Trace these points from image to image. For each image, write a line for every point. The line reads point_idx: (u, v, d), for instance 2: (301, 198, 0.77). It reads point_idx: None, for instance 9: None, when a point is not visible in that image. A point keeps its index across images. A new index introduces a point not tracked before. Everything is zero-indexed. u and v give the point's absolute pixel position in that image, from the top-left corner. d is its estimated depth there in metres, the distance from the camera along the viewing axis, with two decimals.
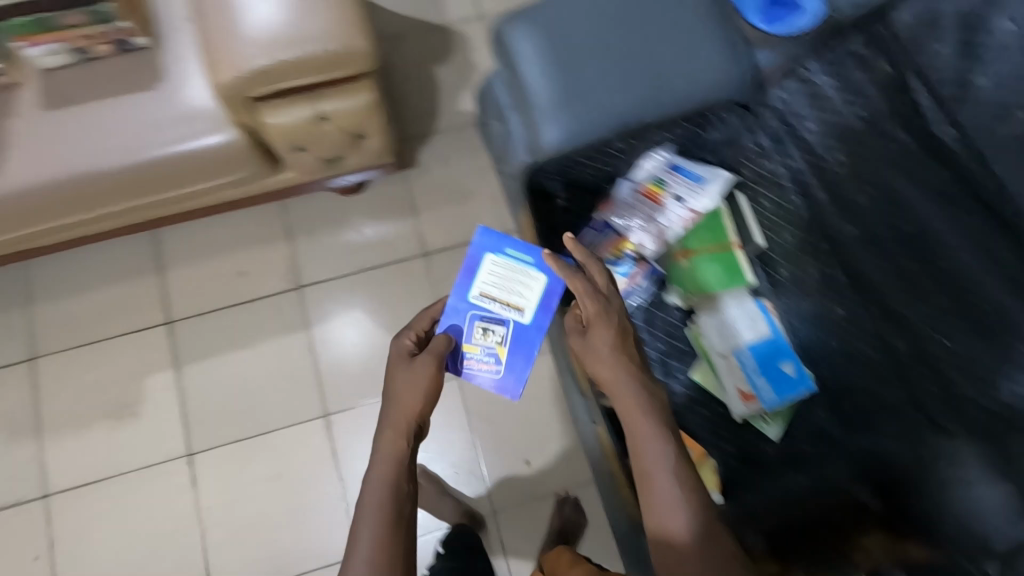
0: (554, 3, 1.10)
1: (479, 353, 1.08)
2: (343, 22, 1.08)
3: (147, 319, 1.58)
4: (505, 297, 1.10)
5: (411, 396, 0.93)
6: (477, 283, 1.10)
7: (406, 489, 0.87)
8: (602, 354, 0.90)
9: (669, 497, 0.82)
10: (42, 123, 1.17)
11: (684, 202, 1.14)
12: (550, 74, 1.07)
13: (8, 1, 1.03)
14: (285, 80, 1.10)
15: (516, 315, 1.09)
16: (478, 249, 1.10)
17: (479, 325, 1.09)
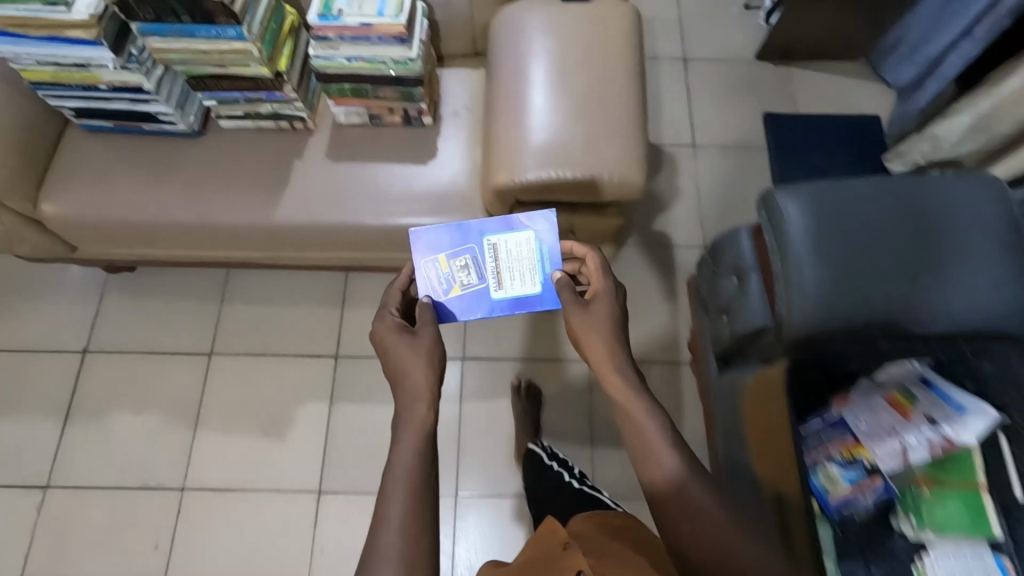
0: (833, 188, 1.11)
1: (445, 273, 1.13)
2: (625, 155, 1.14)
3: (319, 347, 1.66)
4: (500, 268, 1.14)
5: (424, 363, 0.93)
6: (502, 236, 1.14)
7: (428, 459, 0.82)
8: (600, 320, 0.96)
9: (676, 453, 0.79)
10: (321, 171, 1.27)
11: (937, 426, 1.08)
12: (817, 255, 1.06)
13: (345, 71, 1.15)
14: (554, 194, 1.16)
15: (492, 284, 1.13)
16: (531, 218, 1.13)
17: (466, 259, 1.13)
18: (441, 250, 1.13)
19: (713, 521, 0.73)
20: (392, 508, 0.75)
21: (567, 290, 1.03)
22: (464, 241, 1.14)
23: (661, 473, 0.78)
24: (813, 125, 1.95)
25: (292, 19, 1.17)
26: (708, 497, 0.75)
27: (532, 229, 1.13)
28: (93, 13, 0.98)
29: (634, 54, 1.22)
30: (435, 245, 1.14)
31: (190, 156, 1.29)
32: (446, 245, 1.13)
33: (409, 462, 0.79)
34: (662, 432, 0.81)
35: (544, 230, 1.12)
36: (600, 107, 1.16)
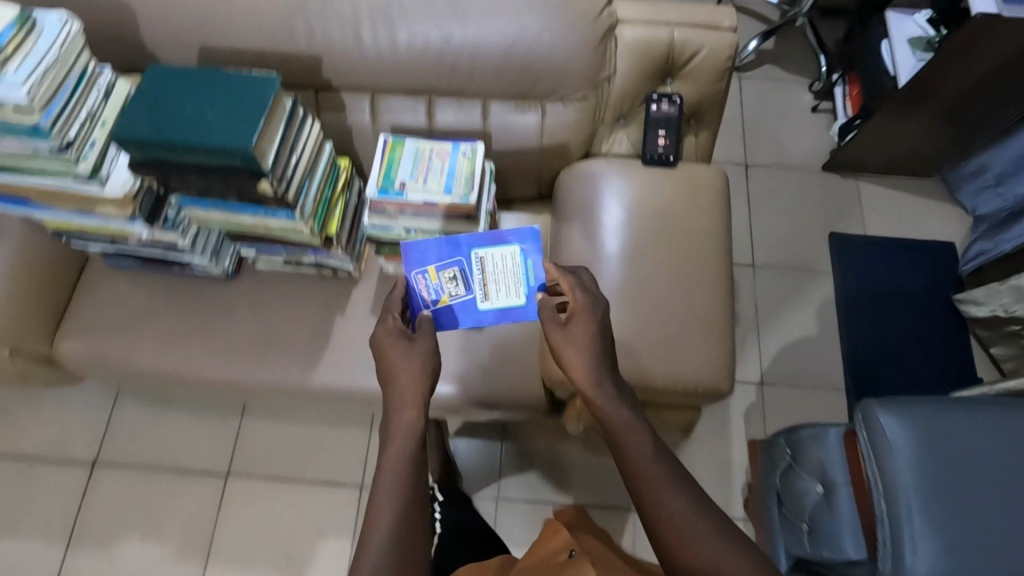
0: (939, 410, 1.00)
1: (427, 284, 0.96)
2: (711, 357, 1.00)
3: (343, 475, 1.54)
4: (485, 282, 0.97)
5: (417, 365, 0.83)
6: (493, 250, 0.98)
7: (418, 465, 0.77)
8: (584, 339, 0.84)
9: (654, 460, 0.75)
10: (364, 329, 1.16)
11: None
12: (929, 497, 0.93)
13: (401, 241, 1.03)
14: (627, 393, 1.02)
15: (478, 297, 0.98)
16: (527, 233, 0.97)
17: (454, 271, 0.96)
18: (428, 257, 0.95)
19: (689, 532, 0.70)
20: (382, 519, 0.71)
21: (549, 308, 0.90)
22: (449, 250, 0.96)
23: (638, 479, 0.75)
24: (883, 249, 1.80)
25: (347, 174, 1.06)
26: (686, 503, 0.72)
27: (525, 246, 0.97)
28: (129, 189, 0.87)
29: (722, 228, 1.08)
30: (418, 254, 0.96)
31: (221, 300, 1.17)
32: (433, 251, 0.95)
33: (399, 465, 0.75)
34: (640, 445, 0.76)
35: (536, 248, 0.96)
36: (683, 297, 1.03)
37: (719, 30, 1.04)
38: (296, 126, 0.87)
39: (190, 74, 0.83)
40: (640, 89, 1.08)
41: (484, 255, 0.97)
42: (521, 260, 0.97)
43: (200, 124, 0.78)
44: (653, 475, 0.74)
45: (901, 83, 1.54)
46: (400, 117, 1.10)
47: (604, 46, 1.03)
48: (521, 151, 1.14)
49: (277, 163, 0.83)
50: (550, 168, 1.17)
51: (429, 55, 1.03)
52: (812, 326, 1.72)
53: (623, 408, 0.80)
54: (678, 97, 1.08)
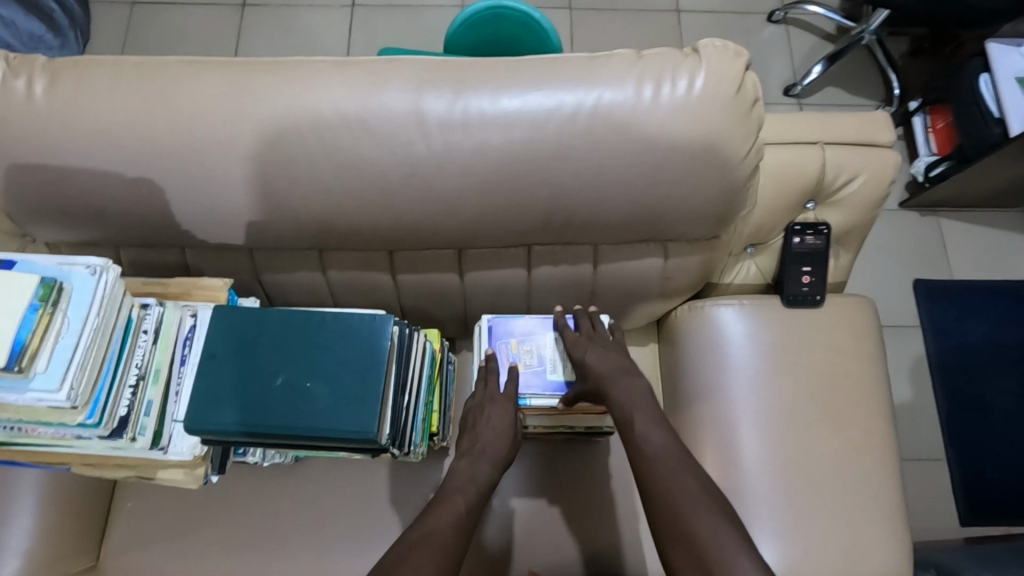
0: None
1: (501, 353, 0.88)
2: (888, 547, 0.87)
3: None
4: (557, 359, 0.88)
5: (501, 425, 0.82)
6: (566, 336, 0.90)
7: (465, 533, 0.70)
8: (595, 361, 0.82)
9: (669, 462, 0.73)
10: None
11: None
12: None
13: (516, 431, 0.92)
14: None
15: (549, 369, 0.87)
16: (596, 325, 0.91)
17: (531, 344, 0.89)
18: (512, 326, 0.90)
19: (705, 529, 0.67)
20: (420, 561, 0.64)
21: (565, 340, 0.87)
22: (530, 327, 0.90)
23: (651, 480, 0.73)
24: (971, 294, 1.68)
25: (439, 355, 0.87)
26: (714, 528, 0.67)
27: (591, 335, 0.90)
28: (198, 452, 0.67)
29: (878, 377, 0.94)
30: (501, 328, 0.90)
31: (293, 492, 0.99)
32: (516, 326, 0.90)
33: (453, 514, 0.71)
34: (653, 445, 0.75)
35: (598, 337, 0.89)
36: (847, 474, 0.89)
37: (876, 150, 0.87)
38: (407, 355, 0.69)
39: (270, 318, 0.63)
40: (780, 219, 0.91)
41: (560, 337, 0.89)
42: None
43: (299, 399, 0.60)
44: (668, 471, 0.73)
45: (1013, 133, 1.39)
46: (493, 272, 0.92)
47: (749, 186, 0.84)
48: (634, 293, 0.97)
49: (395, 423, 0.66)
50: (663, 305, 1.01)
51: (535, 213, 0.83)
52: (908, 390, 1.59)
53: (641, 404, 0.79)
54: (826, 226, 0.91)
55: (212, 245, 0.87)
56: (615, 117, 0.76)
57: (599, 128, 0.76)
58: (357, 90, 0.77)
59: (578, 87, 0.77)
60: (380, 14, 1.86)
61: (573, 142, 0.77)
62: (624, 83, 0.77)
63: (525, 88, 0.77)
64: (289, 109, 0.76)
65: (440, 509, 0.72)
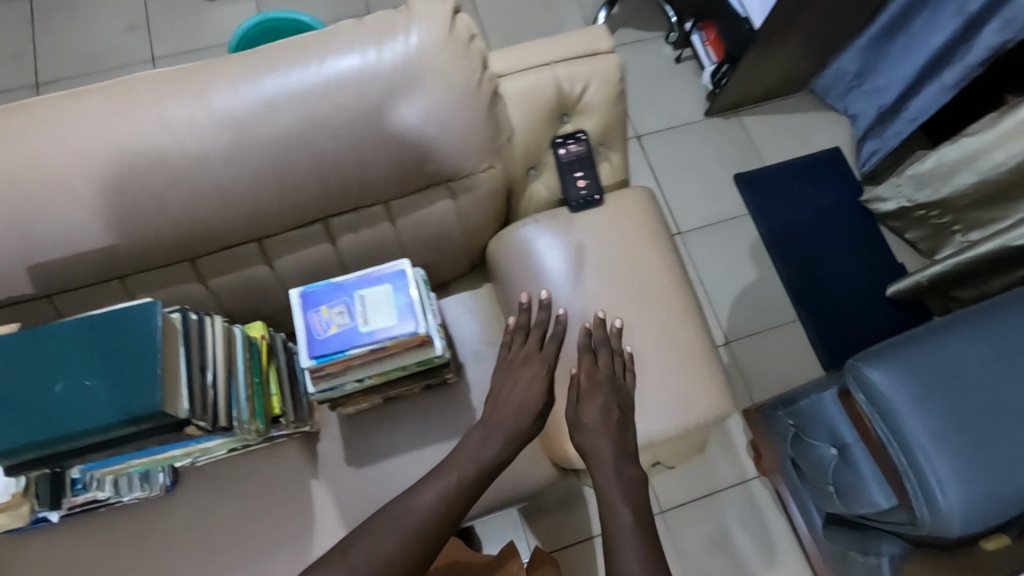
0: (919, 347, 1.04)
1: (312, 320, 0.85)
2: (707, 387, 0.99)
3: None
4: (368, 312, 0.86)
5: (524, 387, 0.92)
6: (374, 289, 0.88)
7: (445, 512, 0.81)
8: (594, 413, 0.89)
9: (628, 530, 0.79)
10: (348, 486, 1.03)
11: None
12: (938, 438, 0.97)
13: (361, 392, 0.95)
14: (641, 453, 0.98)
15: (362, 322, 0.85)
16: (399, 269, 0.89)
17: (341, 305, 0.86)
18: (316, 293, 0.87)
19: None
20: (391, 539, 0.77)
21: (582, 363, 0.94)
22: (336, 289, 0.87)
23: (613, 537, 0.79)
24: (784, 176, 1.89)
25: (264, 341, 0.90)
26: None
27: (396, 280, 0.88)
28: None
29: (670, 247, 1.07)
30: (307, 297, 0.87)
31: (173, 523, 1.00)
32: (323, 291, 0.87)
33: (436, 495, 0.82)
34: (620, 515, 0.81)
35: (403, 282, 0.88)
36: (658, 339, 1.00)
37: (598, 56, 0.99)
38: (200, 340, 0.72)
39: (40, 336, 0.65)
40: (542, 137, 1.01)
41: (367, 292, 0.88)
42: (397, 295, 0.87)
43: (83, 402, 0.62)
44: (625, 546, 0.78)
45: (756, 25, 1.60)
46: (301, 253, 0.97)
47: (494, 113, 0.94)
48: (441, 239, 1.04)
49: (201, 401, 0.69)
50: (476, 242, 1.08)
51: (311, 187, 0.90)
52: (754, 272, 1.77)
53: (613, 463, 0.86)
54: (584, 133, 1.03)
55: (8, 303, 0.87)
56: (344, 81, 0.85)
57: (335, 96, 0.85)
58: (99, 117, 0.81)
59: (305, 64, 0.85)
60: (184, 60, 1.86)
61: (315, 115, 0.85)
62: (349, 51, 0.86)
63: (257, 76, 0.85)
64: (49, 152, 0.80)
65: (430, 492, 0.82)
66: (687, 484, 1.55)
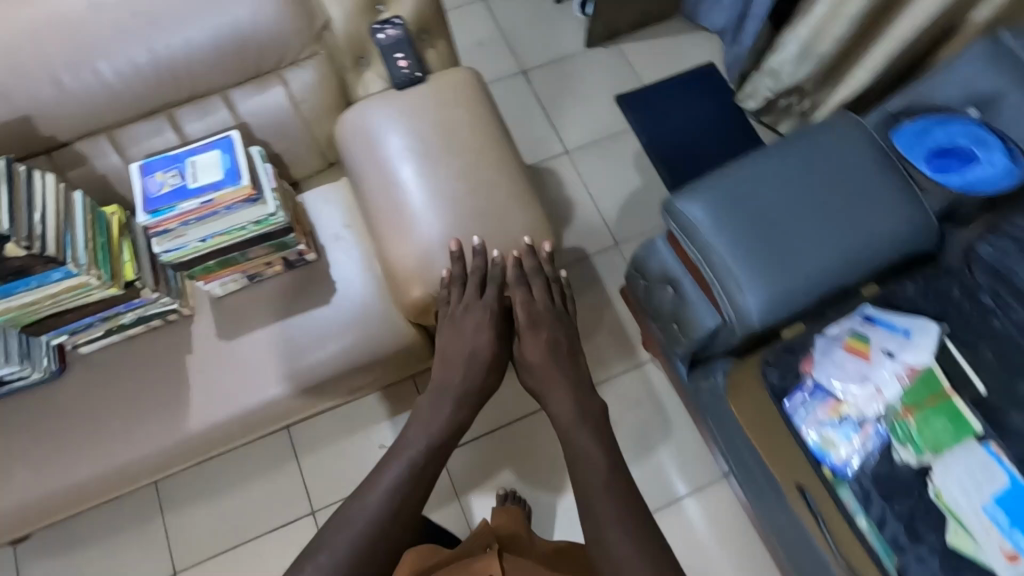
0: (723, 175, 1.15)
1: (147, 183, 0.97)
2: (528, 225, 1.11)
3: (293, 509, 1.52)
4: (197, 173, 0.97)
5: (473, 332, 1.06)
6: (204, 155, 0.99)
7: (419, 475, 0.96)
8: (537, 347, 1.06)
9: (586, 450, 0.97)
10: (221, 357, 1.14)
11: (898, 358, 1.06)
12: (735, 247, 1.10)
13: (215, 259, 1.05)
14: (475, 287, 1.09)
15: (191, 180, 0.96)
16: (226, 137, 1.00)
17: (174, 170, 0.98)
18: (153, 164, 0.98)
19: (603, 511, 0.89)
20: (365, 503, 0.93)
21: (519, 302, 1.07)
22: (170, 159, 0.99)
23: (578, 463, 0.96)
24: (662, 91, 2.00)
25: (117, 217, 1.04)
26: (622, 530, 0.87)
27: (223, 145, 0.99)
28: None
29: (489, 105, 1.17)
30: (145, 167, 0.98)
31: (62, 403, 1.10)
32: (159, 161, 0.99)
33: (406, 466, 0.96)
34: (581, 439, 0.98)
35: (228, 146, 0.99)
36: (478, 186, 1.10)
37: None
38: (22, 186, 0.88)
39: None
40: (361, 26, 1.13)
41: (198, 158, 0.99)
42: (223, 157, 0.99)
43: None
44: (586, 461, 0.95)
45: None
46: (150, 144, 1.09)
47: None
48: (284, 128, 1.16)
49: (17, 228, 0.85)
50: (321, 132, 1.20)
51: (149, 76, 1.02)
52: (638, 178, 1.89)
53: (558, 385, 1.04)
54: (399, 19, 1.13)
55: None
56: None
57: None
58: None
59: None
60: None
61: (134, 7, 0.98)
62: None
63: None
64: None
65: (376, 494, 0.94)
66: None
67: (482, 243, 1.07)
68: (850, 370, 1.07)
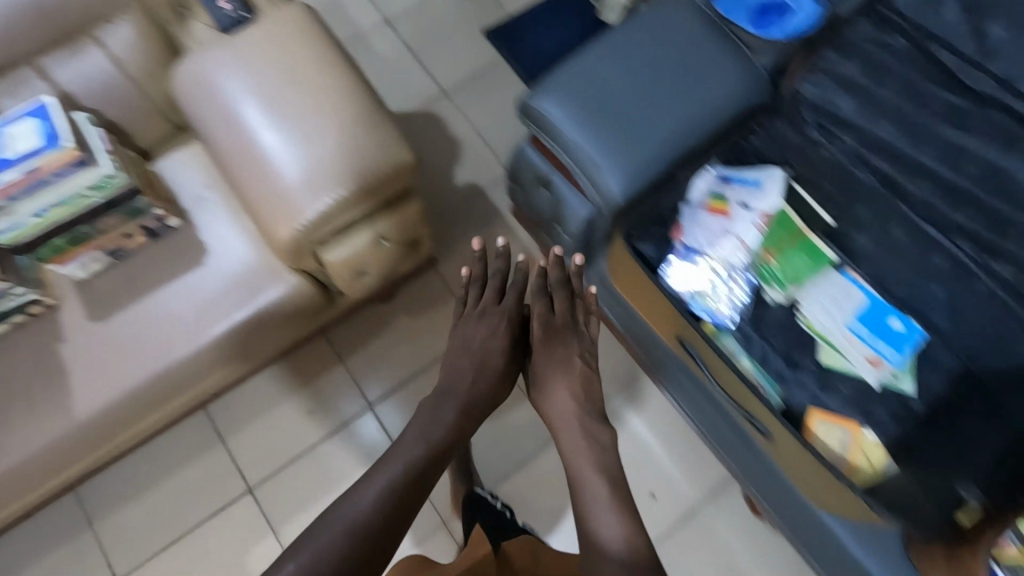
0: (570, 67, 1.17)
1: None
2: (383, 143, 1.09)
3: (228, 492, 1.50)
4: (14, 143, 0.93)
5: (490, 335, 1.08)
6: (19, 122, 0.94)
7: (411, 483, 0.95)
8: (551, 363, 1.06)
9: (584, 462, 1.00)
10: (97, 338, 1.10)
11: (752, 207, 1.13)
12: (591, 131, 1.13)
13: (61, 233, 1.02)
14: (345, 214, 1.09)
15: (8, 151, 0.93)
16: (40, 102, 0.95)
17: None
18: None
19: (593, 523, 0.94)
20: (357, 502, 0.91)
21: (541, 306, 1.07)
22: None
23: (577, 479, 1.00)
24: (529, 18, 2.01)
25: None
26: (612, 536, 0.92)
27: (36, 111, 0.94)
28: None
29: (324, 36, 1.14)
30: None
31: None
32: None
33: (399, 472, 0.94)
34: (584, 464, 1.00)
35: (42, 111, 0.94)
36: (327, 113, 1.09)
37: None
38: None
39: None
40: None
41: (12, 127, 0.94)
42: (38, 123, 0.94)
43: None
44: (584, 473, 0.99)
45: None
46: None
47: None
48: (113, 91, 1.11)
49: None
50: (158, 91, 1.15)
51: None
52: None
53: (568, 402, 1.04)
54: None
55: None
56: None
57: None
58: None
59: None
60: None
61: None
62: None
63: None
64: None
65: (374, 488, 0.93)
66: None
67: (505, 246, 1.12)
68: (713, 228, 1.15)
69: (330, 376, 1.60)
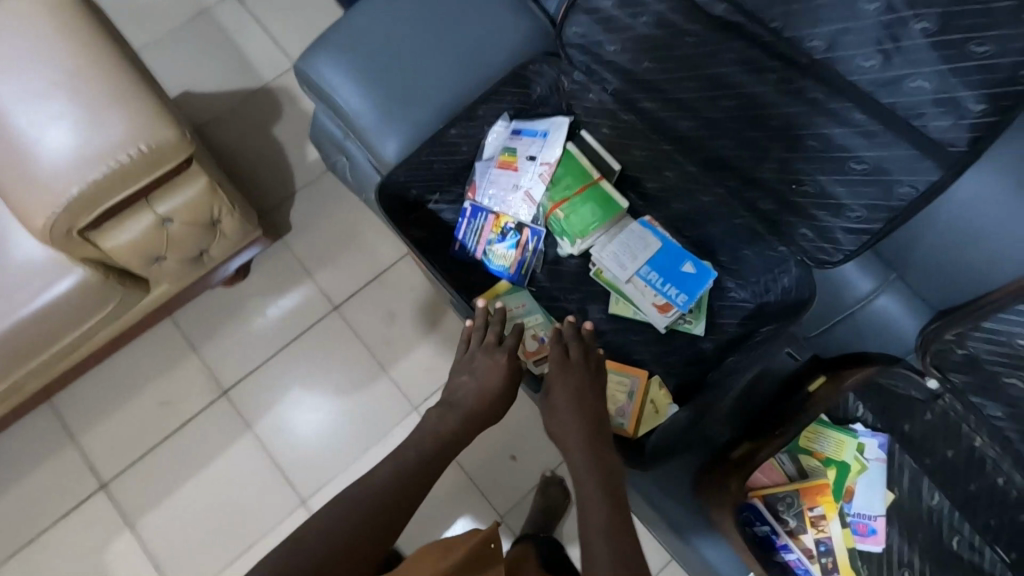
0: (342, 25, 1.11)
1: None
2: (135, 120, 1.03)
3: (82, 488, 1.48)
4: None
5: (492, 368, 0.95)
6: None
7: (398, 494, 0.82)
8: (562, 394, 0.90)
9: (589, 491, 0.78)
10: None
11: (538, 159, 1.09)
12: (364, 93, 1.08)
13: None
14: (106, 199, 1.04)
15: None
16: None
17: None
18: None
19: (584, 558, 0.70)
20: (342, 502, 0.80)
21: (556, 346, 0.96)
22: None
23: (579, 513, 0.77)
24: None
25: None
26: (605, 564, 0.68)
27: None
28: None
29: (76, 8, 1.08)
30: None
31: None
32: None
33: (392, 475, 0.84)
34: (590, 493, 0.77)
35: None
36: (70, 92, 1.03)
37: None
38: None
39: None
40: None
41: None
42: None
43: None
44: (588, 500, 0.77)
45: None
46: None
47: None
48: None
49: None
50: None
51: None
52: None
53: (576, 435, 0.86)
54: None
55: None
56: None
57: None
58: None
59: None
60: None
61: None
62: None
63: None
64: None
65: (370, 484, 0.83)
66: (353, 277, 1.65)
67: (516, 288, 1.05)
68: (503, 183, 1.11)
69: (184, 366, 1.58)
